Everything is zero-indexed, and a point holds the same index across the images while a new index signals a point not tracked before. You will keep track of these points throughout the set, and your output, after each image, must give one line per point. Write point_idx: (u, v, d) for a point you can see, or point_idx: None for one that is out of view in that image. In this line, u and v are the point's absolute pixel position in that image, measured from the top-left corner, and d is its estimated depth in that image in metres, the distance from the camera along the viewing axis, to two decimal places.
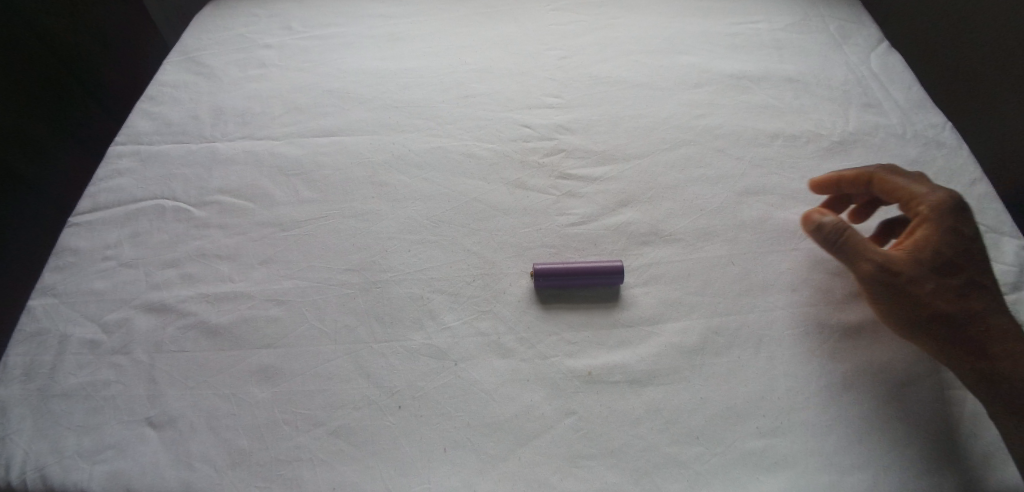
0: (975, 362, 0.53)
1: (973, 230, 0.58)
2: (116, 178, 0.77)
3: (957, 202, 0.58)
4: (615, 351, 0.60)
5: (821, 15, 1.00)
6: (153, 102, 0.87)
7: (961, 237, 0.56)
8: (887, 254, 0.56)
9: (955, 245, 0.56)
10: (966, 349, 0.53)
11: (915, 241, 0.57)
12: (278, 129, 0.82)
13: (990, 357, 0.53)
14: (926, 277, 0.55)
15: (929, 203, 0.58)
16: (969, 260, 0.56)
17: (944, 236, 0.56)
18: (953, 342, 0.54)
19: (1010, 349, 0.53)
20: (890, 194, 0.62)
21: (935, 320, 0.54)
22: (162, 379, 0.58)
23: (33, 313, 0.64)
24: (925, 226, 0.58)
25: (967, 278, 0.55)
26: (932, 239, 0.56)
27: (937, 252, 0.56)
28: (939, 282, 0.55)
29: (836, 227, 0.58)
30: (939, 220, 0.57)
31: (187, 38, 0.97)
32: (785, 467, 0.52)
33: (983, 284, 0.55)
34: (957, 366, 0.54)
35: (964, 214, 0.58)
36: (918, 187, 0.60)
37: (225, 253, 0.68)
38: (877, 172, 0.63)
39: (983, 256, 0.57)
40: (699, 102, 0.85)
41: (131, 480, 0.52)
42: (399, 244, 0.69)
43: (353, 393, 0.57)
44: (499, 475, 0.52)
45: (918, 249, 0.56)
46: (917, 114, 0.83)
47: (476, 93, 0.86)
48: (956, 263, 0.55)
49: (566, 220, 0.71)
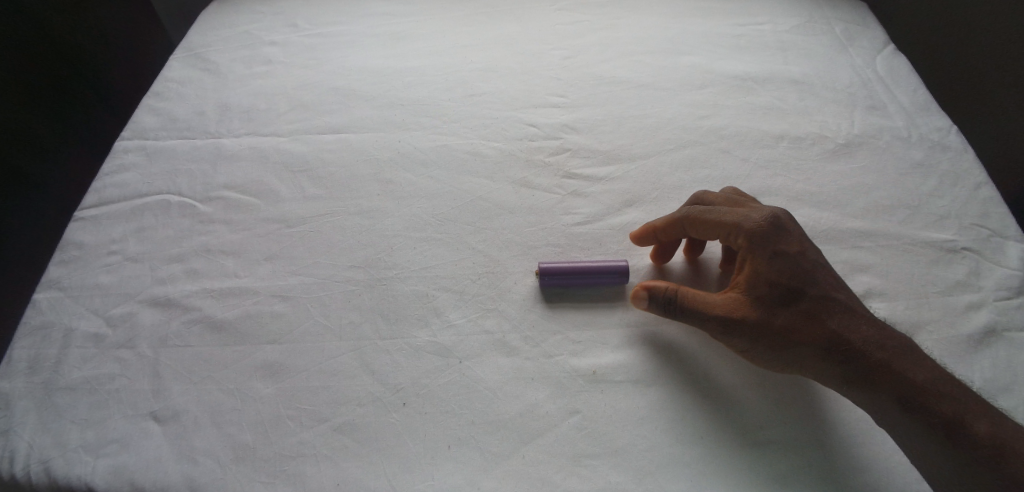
0: (846, 375, 0.53)
1: (801, 245, 0.58)
2: (122, 174, 0.77)
3: (768, 226, 0.58)
4: (619, 351, 0.60)
5: (827, 17, 1.00)
6: (159, 98, 0.87)
7: (785, 258, 0.57)
8: (728, 303, 0.56)
9: (784, 269, 0.56)
10: (837, 364, 0.54)
11: (747, 279, 0.57)
12: (284, 126, 0.82)
13: (859, 367, 0.53)
14: (769, 314, 0.55)
15: (743, 234, 0.58)
16: (807, 279, 0.56)
17: (769, 265, 0.56)
18: (818, 364, 0.54)
19: (873, 354, 0.53)
20: (707, 232, 0.61)
21: (794, 350, 0.55)
22: (166, 374, 0.58)
23: (38, 306, 0.64)
24: (746, 259, 0.58)
25: (811, 299, 0.55)
26: (761, 273, 0.56)
27: (772, 284, 0.56)
28: (787, 315, 0.55)
29: (666, 293, 0.58)
30: (756, 249, 0.57)
31: (192, 34, 0.97)
32: (788, 469, 0.52)
33: (829, 297, 0.56)
34: (834, 383, 0.54)
35: (786, 234, 0.58)
36: (728, 219, 0.60)
37: (230, 249, 0.68)
38: (689, 213, 0.62)
39: (822, 268, 0.58)
40: (705, 103, 0.85)
41: (134, 475, 0.52)
42: (404, 242, 0.69)
43: (357, 390, 0.57)
44: (503, 473, 0.52)
45: (751, 288, 0.56)
46: (922, 117, 0.83)
47: (481, 92, 0.87)
48: (793, 288, 0.56)
49: (571, 220, 0.71)
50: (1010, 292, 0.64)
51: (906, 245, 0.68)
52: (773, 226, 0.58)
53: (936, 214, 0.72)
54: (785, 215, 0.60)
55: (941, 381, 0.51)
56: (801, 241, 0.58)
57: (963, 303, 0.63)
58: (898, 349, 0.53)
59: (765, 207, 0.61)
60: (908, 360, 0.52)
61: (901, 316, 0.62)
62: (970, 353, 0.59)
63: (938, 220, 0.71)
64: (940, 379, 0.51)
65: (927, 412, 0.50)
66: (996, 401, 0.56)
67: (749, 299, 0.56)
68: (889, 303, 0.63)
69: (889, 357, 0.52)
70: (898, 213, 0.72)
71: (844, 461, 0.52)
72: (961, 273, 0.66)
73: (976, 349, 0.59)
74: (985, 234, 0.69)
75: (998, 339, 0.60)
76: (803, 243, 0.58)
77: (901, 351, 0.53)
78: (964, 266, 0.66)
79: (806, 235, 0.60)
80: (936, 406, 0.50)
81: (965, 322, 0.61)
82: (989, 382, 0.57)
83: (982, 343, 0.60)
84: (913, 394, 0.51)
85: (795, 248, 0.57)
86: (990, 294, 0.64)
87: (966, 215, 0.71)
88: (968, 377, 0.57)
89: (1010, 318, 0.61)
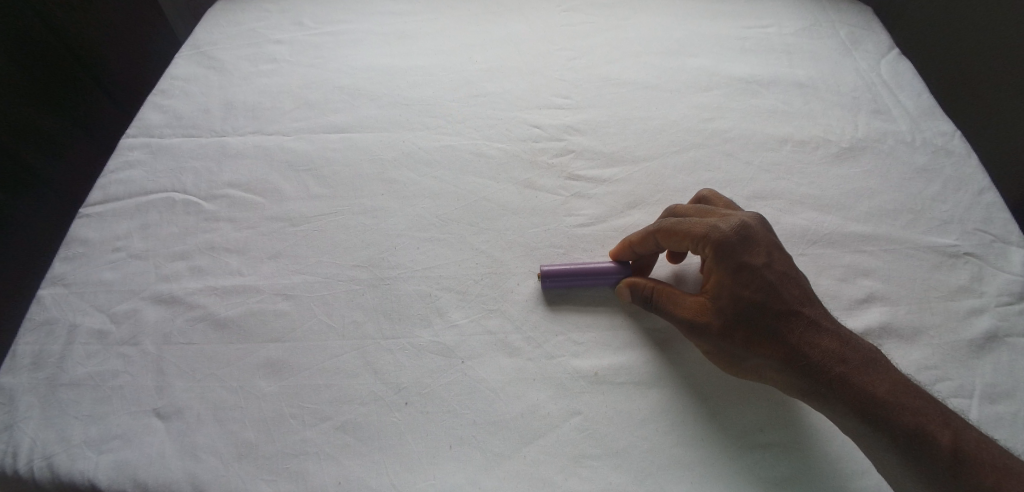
0: (810, 388, 0.53)
1: (768, 256, 0.58)
2: (127, 170, 0.77)
3: (734, 237, 0.58)
4: (622, 352, 0.60)
5: (832, 20, 1.00)
6: (165, 95, 0.87)
7: (749, 269, 0.57)
8: (694, 309, 0.57)
9: (749, 280, 0.56)
10: (799, 376, 0.53)
11: (712, 288, 0.57)
12: (289, 124, 0.82)
13: (821, 379, 0.52)
14: (730, 325, 0.56)
15: (709, 246, 0.58)
16: (772, 290, 0.56)
17: (733, 276, 0.56)
18: (780, 374, 0.54)
19: (834, 366, 0.52)
20: (678, 244, 0.60)
21: (756, 360, 0.55)
22: (170, 371, 0.59)
23: (42, 302, 0.64)
24: (711, 269, 0.58)
25: (775, 310, 0.55)
26: (725, 283, 0.57)
27: (735, 294, 0.56)
28: (750, 326, 0.55)
29: (644, 290, 0.61)
30: (720, 260, 0.57)
31: (198, 32, 0.98)
32: (787, 472, 0.52)
33: (794, 308, 0.56)
34: (798, 393, 0.54)
35: (753, 245, 0.58)
36: (694, 231, 0.59)
37: (234, 247, 0.69)
38: (660, 227, 0.61)
39: (790, 279, 0.57)
40: (709, 105, 0.85)
41: (137, 471, 0.53)
42: (407, 241, 0.69)
43: (360, 389, 0.57)
44: (504, 474, 0.52)
45: (715, 297, 0.57)
46: (926, 121, 0.83)
47: (486, 92, 0.87)
48: (756, 300, 0.55)
49: (574, 221, 0.72)
50: (1012, 297, 0.64)
51: (909, 249, 0.68)
52: (739, 237, 0.58)
53: (938, 219, 0.72)
54: (755, 224, 0.59)
55: (905, 394, 0.50)
56: (769, 252, 0.58)
57: (965, 308, 0.63)
58: (861, 362, 0.52)
59: (735, 216, 0.60)
60: (872, 373, 0.52)
61: (903, 321, 0.62)
62: (972, 358, 0.59)
63: (941, 225, 0.71)
64: (903, 391, 0.50)
65: (888, 425, 0.49)
66: (997, 406, 0.56)
67: (713, 307, 0.57)
68: (891, 307, 0.63)
69: (851, 370, 0.52)
70: (901, 217, 0.72)
71: (839, 467, 0.52)
72: (963, 278, 0.66)
73: (978, 354, 0.59)
74: (987, 239, 0.70)
75: (999, 344, 0.60)
76: (770, 253, 0.58)
77: (865, 364, 0.52)
78: (966, 271, 0.66)
79: (776, 244, 0.59)
80: (897, 419, 0.49)
81: (967, 327, 0.61)
82: (990, 387, 0.57)
83: (983, 348, 0.60)
84: (875, 408, 0.50)
85: (760, 261, 0.57)
86: (992, 300, 0.64)
87: (968, 220, 0.71)
88: (970, 382, 0.58)
89: (1011, 324, 0.61)
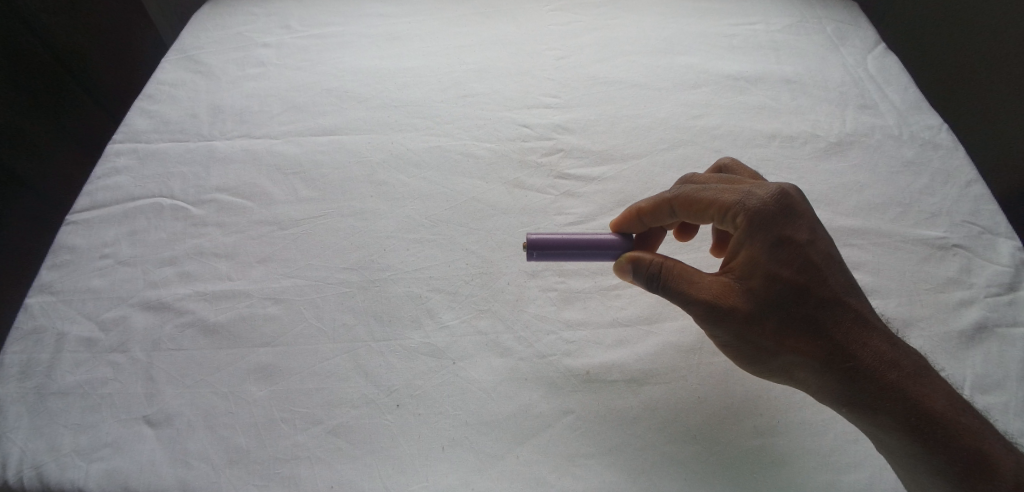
0: (851, 395, 0.49)
1: (811, 234, 0.53)
2: (114, 177, 0.76)
3: (773, 207, 0.52)
4: (614, 350, 0.60)
5: (819, 16, 1.00)
6: (152, 100, 0.87)
7: (790, 248, 0.52)
8: (715, 290, 0.52)
9: (789, 262, 0.51)
10: (837, 377, 0.50)
11: (742, 267, 0.52)
12: (277, 128, 0.82)
13: (867, 385, 0.49)
14: (763, 313, 0.51)
15: (743, 216, 0.52)
16: (814, 276, 0.51)
17: (770, 254, 0.51)
18: (813, 374, 0.51)
19: (886, 373, 0.49)
20: (703, 211, 0.55)
21: (789, 357, 0.51)
22: (160, 378, 0.58)
23: (30, 310, 0.63)
24: (742, 244, 0.53)
25: (816, 300, 0.51)
26: (760, 263, 0.51)
27: (770, 276, 0.51)
28: (786, 317, 0.51)
29: (650, 267, 0.54)
30: (756, 234, 0.52)
31: (185, 37, 0.97)
32: (784, 466, 0.53)
33: (839, 299, 0.51)
34: (831, 395, 0.51)
35: (795, 219, 0.52)
36: (723, 198, 0.54)
37: (223, 252, 0.68)
38: (679, 194, 0.57)
39: (834, 264, 0.53)
40: (698, 102, 0.85)
41: (128, 479, 0.52)
42: (397, 244, 0.69)
43: (351, 392, 0.57)
44: (497, 474, 0.52)
45: (746, 278, 0.52)
46: (913, 115, 0.84)
47: (475, 93, 0.87)
48: (797, 286, 0.51)
49: (564, 220, 0.72)
50: (1000, 288, 0.64)
51: (898, 242, 0.69)
52: (779, 207, 0.52)
53: (927, 212, 0.72)
54: (796, 194, 0.54)
55: (960, 411, 0.47)
56: (812, 230, 0.53)
57: (955, 300, 0.63)
58: (914, 369, 0.49)
59: (772, 183, 0.55)
60: (924, 381, 0.48)
61: (893, 313, 0.63)
62: (962, 349, 0.60)
63: (928, 218, 0.71)
64: (957, 408, 0.47)
65: (942, 446, 0.46)
66: (988, 397, 0.56)
67: (741, 290, 0.52)
68: (881, 300, 0.64)
69: (902, 377, 0.48)
70: (890, 211, 0.72)
71: (834, 460, 0.53)
72: (952, 270, 0.66)
73: (968, 345, 0.60)
74: (976, 231, 0.70)
75: (990, 335, 0.60)
76: (814, 232, 0.53)
77: (917, 371, 0.49)
78: (955, 262, 0.67)
79: (819, 221, 0.54)
80: (954, 440, 0.46)
81: (958, 318, 0.62)
82: (981, 378, 0.57)
83: (975, 339, 0.60)
84: (930, 425, 0.46)
85: (804, 239, 0.52)
86: (981, 291, 0.64)
87: (957, 213, 0.72)
88: (960, 373, 0.58)
89: (1001, 314, 0.62)
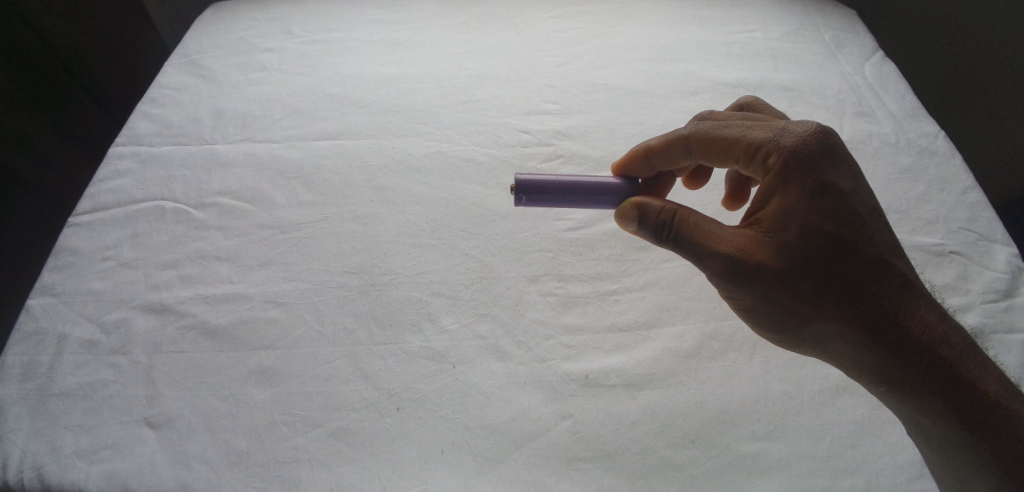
0: (890, 366, 0.49)
1: (854, 184, 0.51)
2: (116, 179, 0.77)
3: (810, 147, 0.50)
4: (612, 355, 0.61)
5: (818, 24, 1.01)
6: (155, 104, 0.87)
7: (831, 197, 0.49)
8: (741, 245, 0.50)
9: (828, 213, 0.49)
10: (877, 346, 0.49)
11: (773, 218, 0.50)
12: (278, 133, 0.83)
13: (909, 357, 0.48)
14: (799, 273, 0.49)
15: (776, 158, 0.51)
16: (857, 234, 0.50)
17: (805, 203, 0.49)
18: (849, 341, 0.50)
19: (934, 347, 0.48)
20: (727, 150, 0.54)
21: (825, 324, 0.50)
22: (161, 380, 0.59)
23: (31, 312, 0.64)
24: (775, 191, 0.51)
25: (859, 262, 0.49)
26: (796, 213, 0.49)
27: (806, 229, 0.49)
28: (824, 278, 0.49)
29: (660, 216, 0.53)
30: (790, 180, 0.50)
31: (189, 41, 0.98)
32: (781, 470, 0.53)
33: (884, 262, 0.50)
34: (867, 365, 0.50)
35: (836, 165, 0.50)
36: (753, 136, 0.52)
37: (224, 255, 0.69)
38: (694, 132, 0.57)
39: (879, 221, 0.51)
40: (696, 109, 0.86)
41: (128, 481, 0.53)
42: (397, 248, 0.69)
43: (351, 395, 0.57)
44: (496, 478, 0.52)
45: (779, 231, 0.50)
46: (910, 122, 0.85)
47: (475, 99, 0.87)
48: (838, 243, 0.49)
49: (564, 225, 0.72)
50: (996, 294, 0.65)
51: None
52: (817, 148, 0.50)
53: (924, 219, 0.73)
54: (833, 136, 0.52)
55: (1008, 390, 0.47)
56: (853, 178, 0.51)
57: (951, 306, 0.64)
58: (960, 342, 0.48)
59: (808, 122, 0.52)
60: (972, 357, 0.48)
61: None
62: None
63: (924, 225, 0.72)
64: (1003, 386, 0.47)
65: (982, 422, 0.46)
66: None
67: (773, 245, 0.50)
68: None
69: (949, 352, 0.48)
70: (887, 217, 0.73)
71: (829, 464, 0.53)
72: (949, 276, 0.67)
73: None
74: (972, 237, 0.71)
75: (986, 341, 0.61)
76: (857, 181, 0.51)
77: (961, 343, 0.48)
78: (951, 269, 0.67)
79: (861, 170, 0.52)
80: (998, 419, 0.46)
81: None
82: None
83: None
84: (972, 401, 0.47)
85: (844, 186, 0.50)
86: (977, 297, 0.65)
87: (954, 220, 0.73)
88: None
89: (997, 320, 0.62)
